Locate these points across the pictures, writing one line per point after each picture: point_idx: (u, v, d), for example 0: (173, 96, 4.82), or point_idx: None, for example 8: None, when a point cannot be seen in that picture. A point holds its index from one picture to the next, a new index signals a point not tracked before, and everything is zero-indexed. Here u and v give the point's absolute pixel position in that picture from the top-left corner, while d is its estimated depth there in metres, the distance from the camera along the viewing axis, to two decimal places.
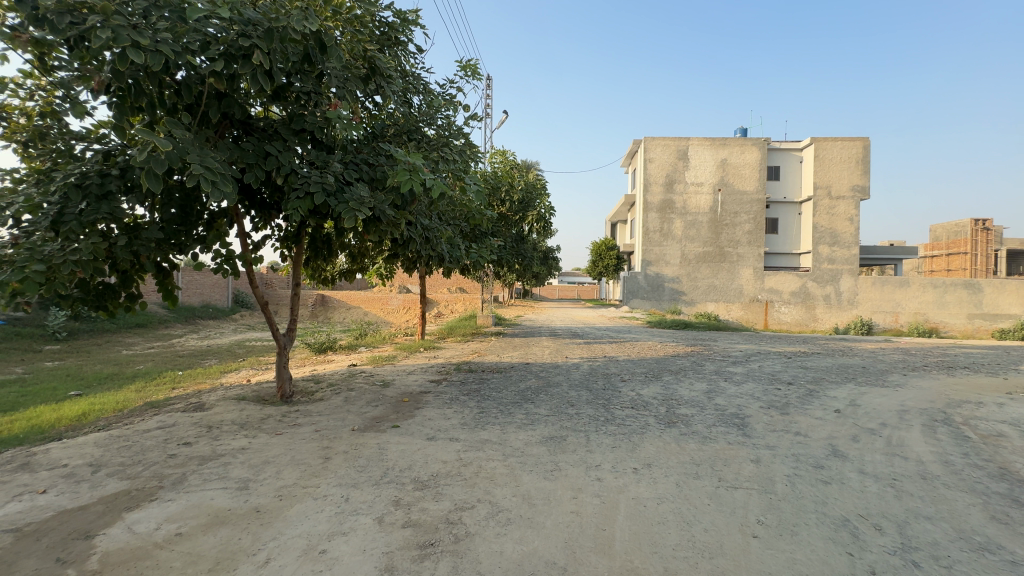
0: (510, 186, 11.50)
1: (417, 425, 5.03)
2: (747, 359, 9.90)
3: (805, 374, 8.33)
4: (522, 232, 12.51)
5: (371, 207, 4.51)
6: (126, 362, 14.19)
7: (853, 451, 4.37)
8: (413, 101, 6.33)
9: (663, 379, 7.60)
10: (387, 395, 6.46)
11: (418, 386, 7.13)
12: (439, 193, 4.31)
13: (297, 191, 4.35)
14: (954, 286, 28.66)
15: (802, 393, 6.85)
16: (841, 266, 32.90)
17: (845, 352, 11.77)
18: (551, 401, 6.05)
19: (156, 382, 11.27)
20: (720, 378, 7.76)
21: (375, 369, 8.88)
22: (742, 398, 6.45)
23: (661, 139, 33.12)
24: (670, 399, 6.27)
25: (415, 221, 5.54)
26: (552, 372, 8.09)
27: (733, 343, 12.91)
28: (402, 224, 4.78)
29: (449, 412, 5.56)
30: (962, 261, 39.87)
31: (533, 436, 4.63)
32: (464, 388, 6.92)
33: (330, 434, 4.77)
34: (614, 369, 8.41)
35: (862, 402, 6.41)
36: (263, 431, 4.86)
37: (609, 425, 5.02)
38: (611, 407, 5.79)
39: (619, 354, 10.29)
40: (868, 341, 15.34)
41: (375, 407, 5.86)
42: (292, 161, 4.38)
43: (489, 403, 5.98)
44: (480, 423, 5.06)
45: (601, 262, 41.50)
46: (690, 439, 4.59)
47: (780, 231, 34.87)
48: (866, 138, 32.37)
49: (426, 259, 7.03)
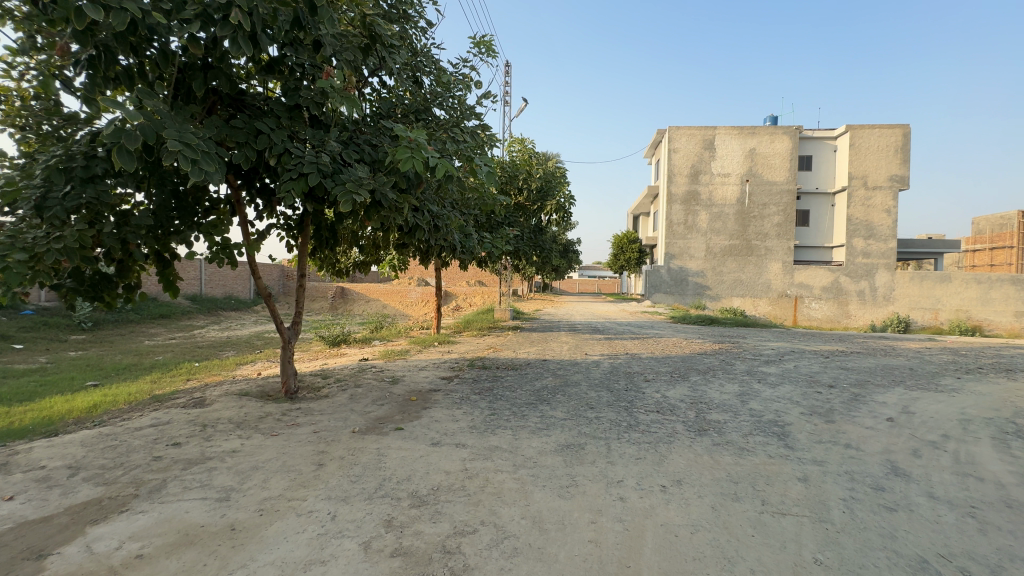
0: (528, 174, 11.13)
1: (422, 428, 4.65)
2: (781, 359, 9.23)
3: (847, 376, 7.65)
4: (541, 223, 12.00)
5: (371, 189, 4.11)
6: (147, 353, 14.31)
7: (917, 468, 3.80)
8: (423, 80, 5.94)
9: (690, 379, 7.06)
10: (394, 393, 6.11)
11: (428, 383, 6.77)
12: (444, 173, 3.82)
13: (291, 172, 3.98)
14: (1000, 282, 27.17)
15: (847, 398, 6.22)
16: (877, 260, 31.37)
17: (886, 352, 10.96)
18: (568, 403, 5.59)
19: (172, 373, 11.24)
20: (752, 380, 7.18)
21: (386, 364, 8.56)
22: (779, 402, 5.88)
23: (686, 129, 32.06)
24: (699, 402, 5.73)
25: (423, 207, 5.11)
26: (571, 370, 7.62)
27: (763, 340, 12.19)
28: (405, 209, 4.36)
29: (458, 413, 5.15)
30: (1007, 255, 37.65)
31: (547, 443, 4.18)
32: (476, 386, 6.52)
33: (328, 436, 4.43)
34: (637, 367, 7.88)
35: (916, 409, 5.77)
36: (258, 432, 4.55)
37: (632, 431, 4.53)
38: (634, 411, 5.30)
39: (642, 352, 9.74)
40: (910, 340, 14.36)
41: (380, 406, 5.50)
42: (285, 139, 4.02)
43: (502, 404, 5.55)
44: (490, 427, 4.64)
45: (622, 256, 40.49)
46: (725, 451, 4.08)
47: (811, 224, 33.40)
48: (905, 125, 30.68)
49: (437, 249, 6.62)
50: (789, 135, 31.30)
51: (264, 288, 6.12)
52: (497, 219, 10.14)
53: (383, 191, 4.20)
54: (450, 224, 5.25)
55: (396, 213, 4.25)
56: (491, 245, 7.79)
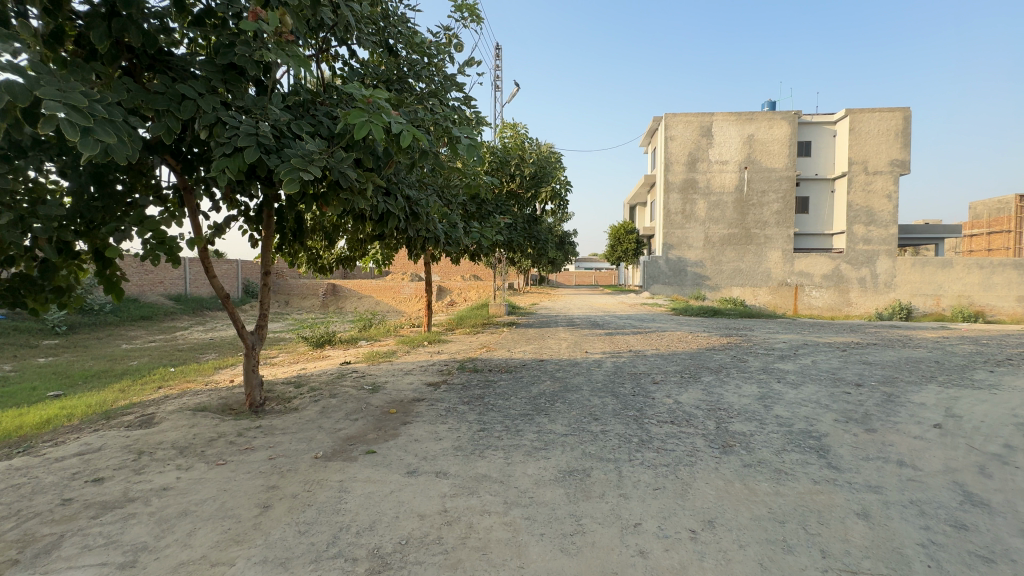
0: (520, 159, 10.35)
1: (398, 451, 3.94)
2: (796, 354, 8.55)
3: (873, 373, 6.99)
4: (535, 212, 11.24)
5: (324, 165, 3.38)
6: (121, 358, 13.51)
7: (995, 495, 3.12)
8: (395, 48, 5.18)
9: (703, 381, 6.37)
10: (372, 404, 5.39)
11: (412, 391, 6.04)
12: (410, 139, 3.07)
13: (224, 145, 3.25)
14: (1003, 266, 26.31)
15: (882, 400, 5.53)
16: (878, 247, 30.75)
17: (904, 343, 10.28)
18: (569, 413, 4.89)
19: (144, 381, 10.49)
20: (771, 379, 6.50)
21: (368, 368, 7.84)
22: (808, 406, 5.19)
23: (683, 116, 31.23)
24: (717, 409, 5.04)
25: (395, 190, 4.37)
26: (571, 372, 6.92)
27: (772, 333, 11.50)
28: (369, 189, 3.61)
29: (442, 430, 4.44)
30: (1005, 240, 37.20)
31: (545, 470, 3.49)
32: (465, 394, 5.80)
33: (285, 464, 3.72)
34: (642, 367, 7.19)
35: (962, 412, 5.10)
36: (202, 460, 3.83)
37: (645, 450, 3.83)
38: (645, 422, 4.60)
39: (647, 348, 9.04)
40: (923, 329, 13.67)
41: (354, 421, 4.79)
42: (218, 106, 3.28)
43: (493, 417, 4.85)
44: (478, 449, 3.94)
45: (619, 246, 39.77)
46: (759, 475, 3.40)
47: (811, 210, 32.73)
48: (906, 108, 29.94)
49: (419, 240, 5.90)
50: (787, 120, 30.54)
51: (220, 289, 5.34)
52: (486, 207, 9.37)
53: (341, 170, 3.46)
54: (430, 210, 4.53)
55: (359, 198, 3.51)
56: (478, 237, 6.98)
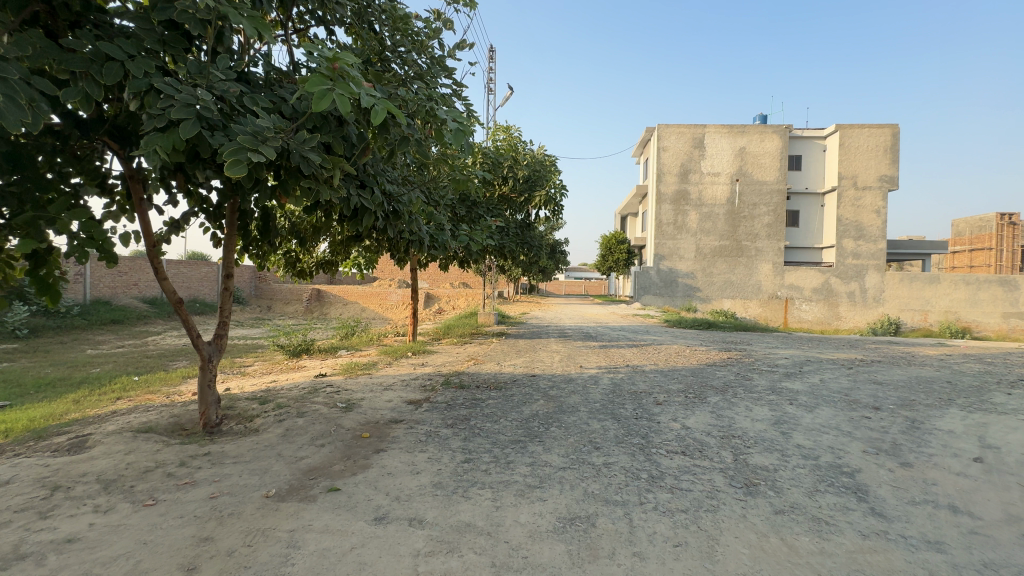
0: (514, 161, 9.83)
1: (366, 489, 3.33)
2: (801, 371, 8.08)
3: (888, 395, 6.52)
4: (529, 218, 10.72)
5: (280, 145, 2.79)
6: (83, 364, 12.60)
7: None
8: (376, 26, 4.62)
9: (709, 401, 5.84)
10: (343, 426, 4.76)
11: (390, 411, 5.41)
12: (382, 113, 2.49)
13: (157, 117, 2.65)
14: (988, 283, 26.98)
15: (907, 427, 5.05)
16: (867, 261, 30.78)
17: (908, 361, 9.88)
18: (566, 440, 4.31)
19: (102, 391, 9.67)
20: (781, 401, 5.99)
21: (344, 382, 7.16)
22: (829, 434, 4.68)
23: (675, 127, 31.15)
24: (731, 436, 4.50)
25: (370, 183, 3.79)
26: (565, 390, 6.34)
27: (771, 348, 11.07)
28: (336, 177, 3.02)
29: (420, 461, 3.84)
30: (987, 257, 37.68)
31: (542, 517, 2.91)
32: (449, 415, 5.18)
33: (226, 506, 3.08)
34: (642, 385, 6.64)
35: (996, 442, 4.63)
36: (127, 500, 3.17)
37: (657, 491, 3.28)
38: (652, 452, 4.04)
39: (644, 363, 8.51)
40: (921, 345, 13.34)
41: (319, 448, 4.16)
42: (151, 71, 2.70)
43: (479, 444, 4.25)
44: (462, 487, 3.34)
45: (610, 256, 39.37)
46: (797, 525, 2.85)
47: (801, 224, 32.74)
48: (895, 125, 30.18)
49: (400, 242, 5.31)
50: (779, 134, 30.58)
51: (172, 292, 4.69)
52: (477, 209, 8.85)
53: (302, 154, 2.89)
54: (414, 208, 3.95)
55: (324, 189, 2.91)
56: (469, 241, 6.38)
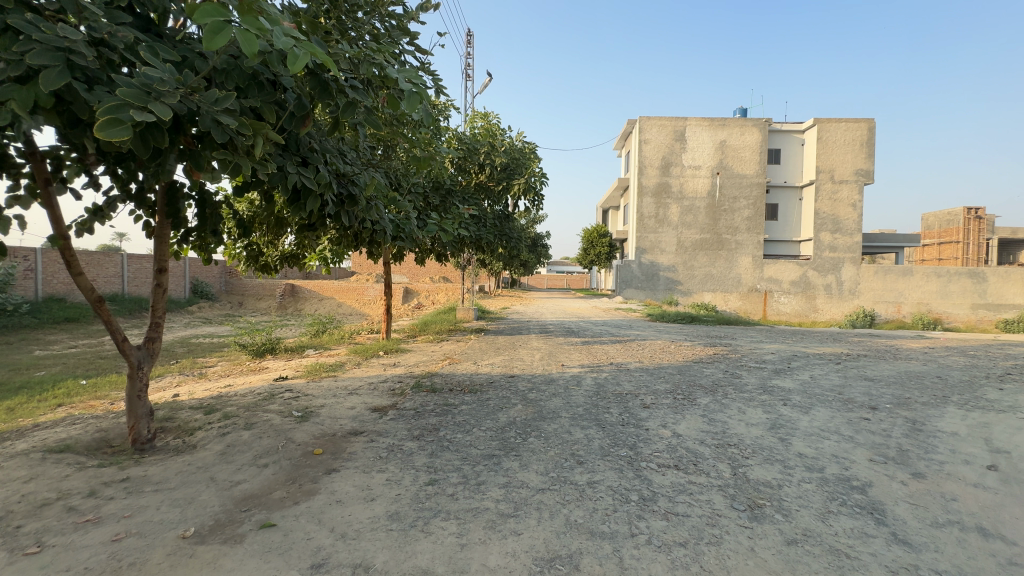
0: (491, 148, 9.28)
1: (307, 523, 2.79)
2: (790, 368, 7.77)
3: (882, 393, 6.22)
4: (507, 209, 10.19)
5: (179, 103, 2.20)
6: (28, 367, 11.63)
7: None
8: None
9: (699, 403, 5.44)
10: (295, 441, 4.20)
11: (351, 420, 4.85)
12: (300, 59, 1.90)
13: (12, 64, 2.04)
14: (958, 275, 26.89)
15: (909, 429, 4.71)
16: (843, 254, 31.12)
17: (893, 355, 9.69)
18: (545, 454, 3.84)
19: (42, 397, 8.82)
20: (774, 402, 5.62)
21: (305, 386, 6.55)
22: (830, 440, 4.31)
23: (657, 120, 30.83)
24: (727, 445, 4.08)
25: (314, 159, 3.22)
26: (545, 393, 5.86)
27: (756, 343, 10.78)
28: (257, 148, 2.43)
29: (377, 484, 3.31)
30: (954, 250, 38.66)
31: (515, 559, 2.42)
32: (416, 424, 4.64)
33: (129, 554, 2.51)
34: (627, 386, 6.22)
35: (1005, 445, 4.32)
36: (6, 547, 2.57)
37: (650, 518, 2.82)
38: (642, 467, 3.60)
39: (629, 361, 8.11)
40: (901, 338, 13.26)
41: (262, 469, 3.60)
42: (7, 5, 2.09)
43: (448, 460, 3.75)
44: (423, 519, 2.83)
45: (592, 250, 39.13)
46: (814, 560, 2.42)
47: (780, 218, 32.96)
48: (871, 119, 30.46)
49: (361, 230, 4.71)
50: (759, 128, 30.60)
51: (89, 290, 4.04)
52: (451, 199, 8.33)
53: (214, 117, 2.32)
54: (368, 192, 3.39)
55: (242, 162, 2.36)
56: (440, 231, 5.86)
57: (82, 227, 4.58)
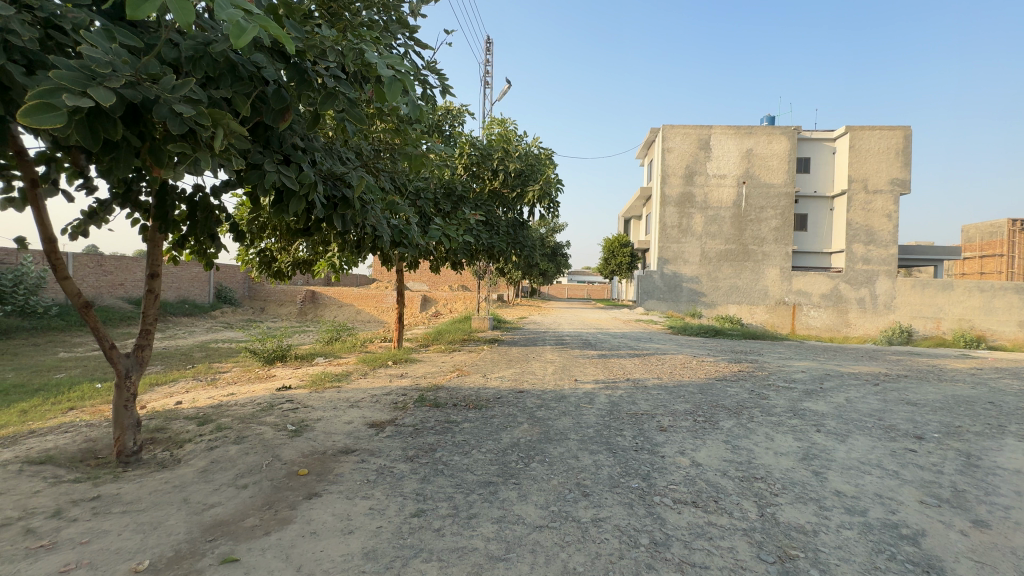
0: (505, 153, 9.02)
1: (272, 560, 2.49)
2: (823, 389, 7.19)
3: (929, 420, 5.62)
4: (522, 216, 9.89)
5: (126, 87, 1.96)
6: (50, 369, 11.83)
7: None
8: None
9: (721, 428, 4.99)
10: (282, 458, 3.94)
11: (345, 437, 4.58)
12: (246, 32, 1.64)
13: None
14: (1004, 290, 24.84)
15: (964, 465, 4.16)
16: (878, 267, 29.72)
17: (938, 377, 8.93)
18: (547, 483, 3.48)
19: (55, 400, 8.86)
20: (806, 427, 5.12)
21: (307, 397, 6.33)
22: (871, 476, 3.81)
23: (681, 128, 30.30)
24: (753, 479, 3.64)
25: (297, 158, 2.98)
26: (554, 411, 5.48)
27: (785, 360, 10.13)
28: (219, 140, 2.19)
29: (358, 514, 3.00)
30: (998, 264, 36.69)
31: None
32: (412, 444, 4.34)
33: None
34: (643, 406, 5.80)
35: None
36: None
37: (663, 571, 2.42)
38: (655, 503, 3.19)
39: (647, 377, 7.65)
40: (945, 357, 12.35)
41: (240, 491, 3.34)
42: None
43: (440, 487, 3.41)
44: (400, 559, 2.50)
45: (613, 260, 38.52)
46: None
47: (810, 228, 31.79)
48: (907, 126, 29.16)
49: (359, 233, 4.46)
50: (787, 136, 29.62)
51: (75, 295, 3.91)
52: (462, 205, 8.14)
53: (171, 107, 2.09)
54: (358, 193, 3.15)
55: (201, 157, 2.12)
56: (445, 236, 5.59)
57: (77, 231, 4.48)
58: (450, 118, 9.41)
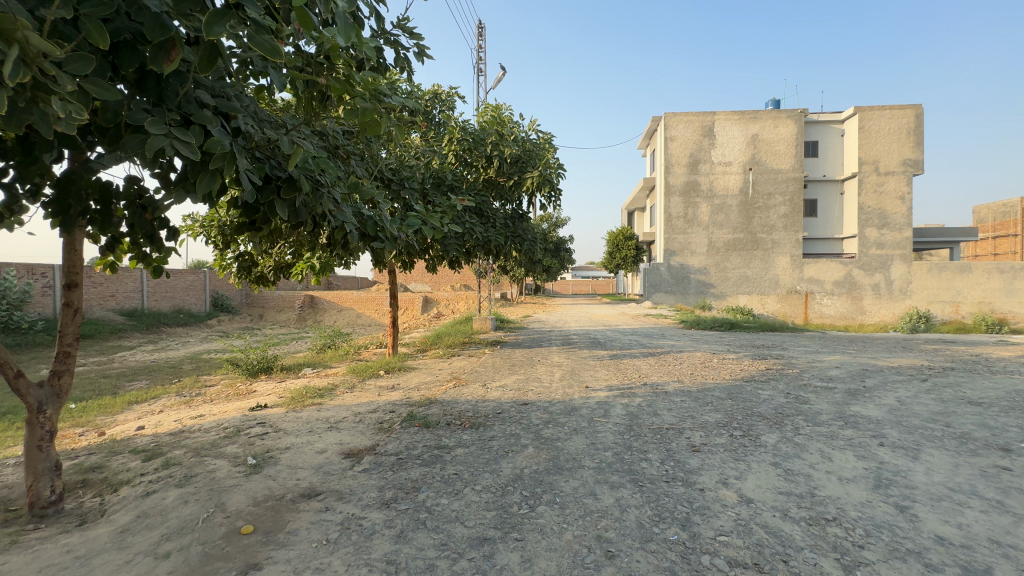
0: (499, 137, 8.17)
1: None
2: (867, 389, 6.32)
3: (1005, 425, 4.75)
4: (519, 208, 9.06)
5: None
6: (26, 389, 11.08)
7: None
8: None
9: (765, 445, 4.14)
10: (227, 509, 3.15)
11: (313, 472, 3.79)
12: None
13: None
14: None
15: None
16: (893, 251, 28.51)
17: (987, 368, 8.01)
18: (561, 539, 2.67)
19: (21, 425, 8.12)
20: (866, 441, 4.27)
21: (281, 418, 5.54)
22: (972, 510, 2.98)
23: (683, 115, 29.27)
24: (825, 522, 2.82)
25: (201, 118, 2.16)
26: (564, 429, 4.66)
27: (813, 355, 9.26)
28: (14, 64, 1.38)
29: None
30: (1012, 244, 35.62)
31: None
32: (391, 481, 3.55)
33: None
34: (667, 418, 4.97)
35: None
36: None
37: None
38: (706, 567, 2.38)
39: (665, 381, 6.81)
40: (983, 345, 11.42)
41: (159, 564, 2.55)
42: None
43: (420, 550, 2.60)
44: None
45: (618, 253, 37.54)
46: None
47: (820, 214, 30.76)
48: (918, 105, 27.97)
49: (320, 225, 3.65)
50: (794, 120, 28.58)
51: None
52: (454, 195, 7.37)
53: None
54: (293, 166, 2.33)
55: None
56: (429, 227, 4.75)
57: None
58: (440, 104, 8.66)
